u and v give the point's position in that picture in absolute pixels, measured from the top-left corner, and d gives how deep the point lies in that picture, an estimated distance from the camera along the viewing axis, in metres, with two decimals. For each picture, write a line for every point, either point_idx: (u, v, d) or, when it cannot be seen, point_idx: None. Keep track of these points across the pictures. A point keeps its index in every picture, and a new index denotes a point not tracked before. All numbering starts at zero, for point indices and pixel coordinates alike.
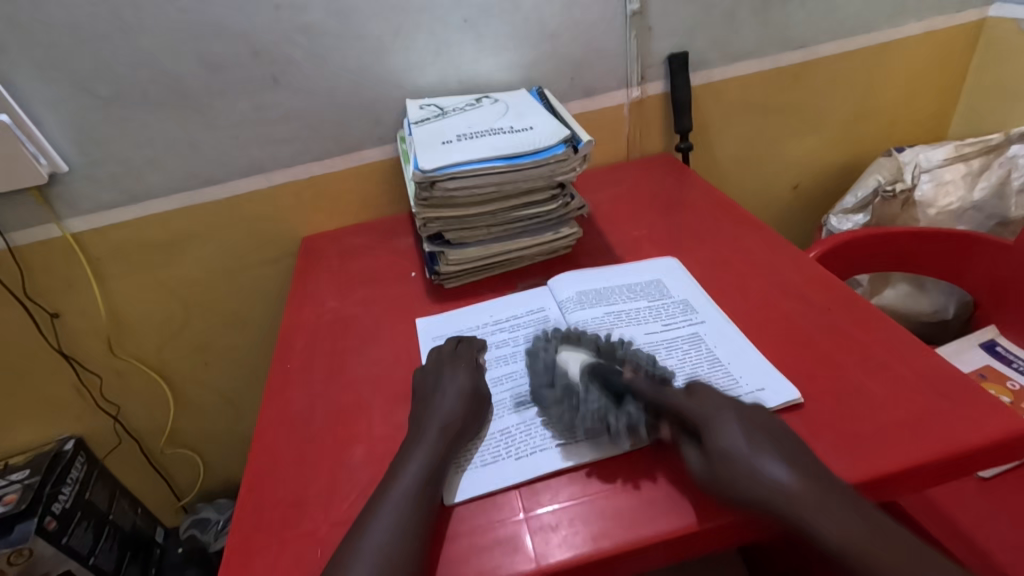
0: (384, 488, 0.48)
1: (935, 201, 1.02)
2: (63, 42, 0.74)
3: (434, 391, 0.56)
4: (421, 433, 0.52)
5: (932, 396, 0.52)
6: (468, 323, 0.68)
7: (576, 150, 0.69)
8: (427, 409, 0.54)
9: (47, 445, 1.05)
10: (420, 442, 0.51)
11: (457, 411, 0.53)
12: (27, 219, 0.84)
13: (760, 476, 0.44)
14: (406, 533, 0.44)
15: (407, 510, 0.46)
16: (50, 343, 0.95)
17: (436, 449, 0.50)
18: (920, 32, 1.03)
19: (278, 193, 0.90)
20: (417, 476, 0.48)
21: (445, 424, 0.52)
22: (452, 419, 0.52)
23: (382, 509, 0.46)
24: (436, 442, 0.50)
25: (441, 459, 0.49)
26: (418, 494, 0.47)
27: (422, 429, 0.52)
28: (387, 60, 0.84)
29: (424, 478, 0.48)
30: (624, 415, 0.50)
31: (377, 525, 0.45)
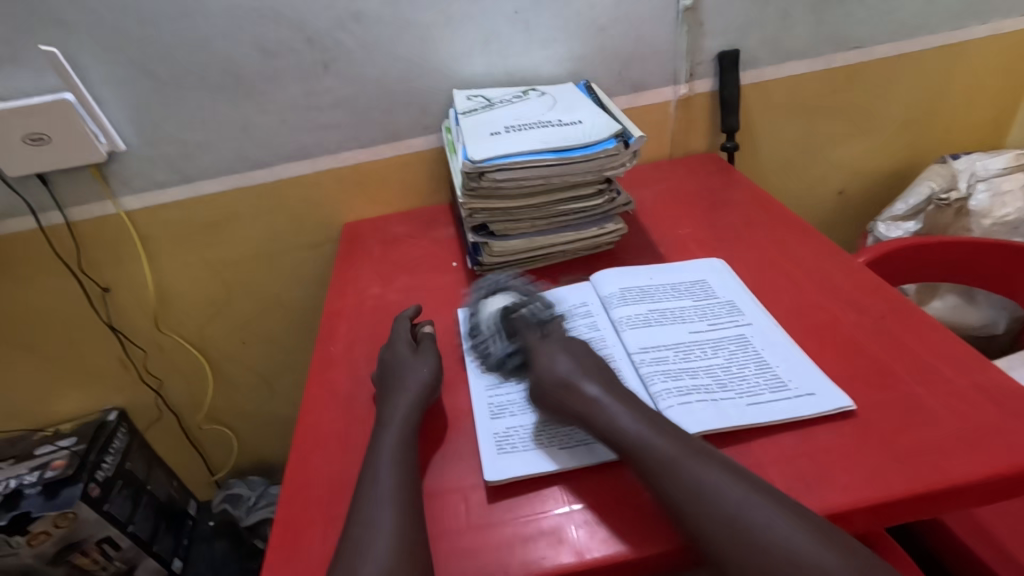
0: (369, 467, 0.49)
1: (991, 211, 0.98)
2: (127, 24, 0.76)
3: (399, 372, 0.58)
4: (384, 417, 0.53)
5: (992, 408, 0.50)
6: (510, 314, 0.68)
7: (627, 145, 0.68)
8: (389, 393, 0.56)
9: (91, 414, 1.09)
10: (386, 424, 0.52)
11: (412, 396, 0.55)
12: (85, 195, 0.87)
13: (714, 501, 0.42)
14: (405, 510, 0.45)
15: (402, 489, 0.47)
16: (100, 316, 0.98)
17: (405, 431, 0.52)
18: (984, 35, 0.99)
19: (323, 179, 0.91)
20: (394, 459, 0.49)
21: (408, 415, 0.53)
22: (415, 408, 0.54)
23: (380, 487, 0.47)
24: (402, 426, 0.52)
25: (406, 444, 0.51)
26: (406, 477, 0.48)
27: (384, 417, 0.53)
28: (436, 49, 0.84)
29: (400, 460, 0.49)
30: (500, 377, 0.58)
31: (376, 502, 0.46)
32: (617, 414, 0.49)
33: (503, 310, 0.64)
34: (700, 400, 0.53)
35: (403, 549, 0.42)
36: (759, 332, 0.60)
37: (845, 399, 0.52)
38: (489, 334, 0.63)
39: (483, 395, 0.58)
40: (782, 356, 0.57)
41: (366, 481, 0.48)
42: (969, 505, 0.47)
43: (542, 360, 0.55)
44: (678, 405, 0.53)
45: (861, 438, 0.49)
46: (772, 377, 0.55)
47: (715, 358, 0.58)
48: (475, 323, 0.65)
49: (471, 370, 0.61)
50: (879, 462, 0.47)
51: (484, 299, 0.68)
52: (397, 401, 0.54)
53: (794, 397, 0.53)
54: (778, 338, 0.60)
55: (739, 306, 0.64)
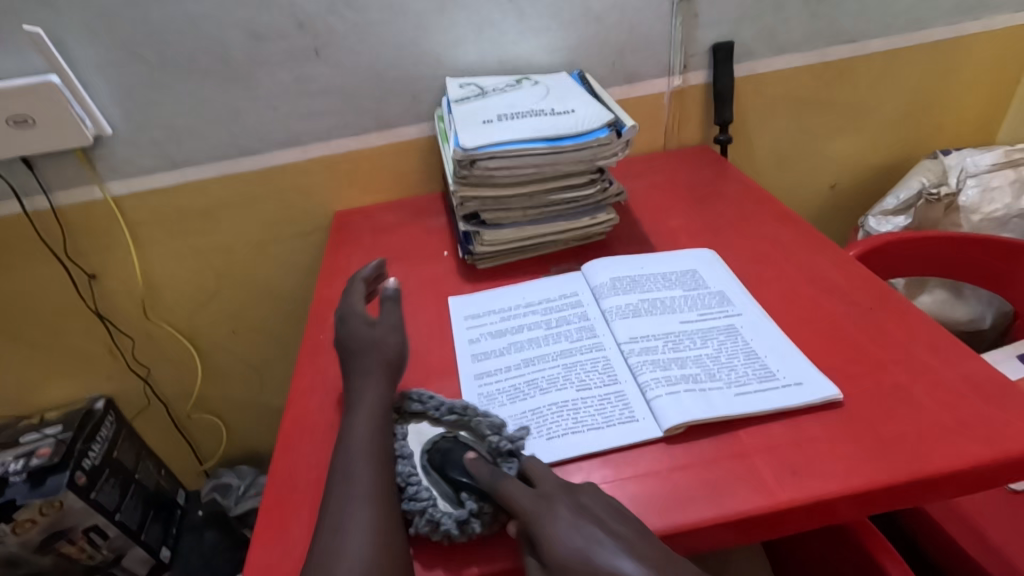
0: (341, 457, 0.48)
1: (980, 207, 0.99)
2: (114, 6, 0.74)
3: (366, 349, 0.57)
4: (353, 404, 0.53)
5: (976, 398, 0.51)
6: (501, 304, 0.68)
7: (620, 134, 0.68)
8: (359, 376, 0.55)
9: (78, 403, 1.08)
10: (357, 411, 0.52)
11: (383, 381, 0.54)
12: (71, 180, 0.85)
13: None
14: (380, 502, 0.45)
15: (376, 481, 0.46)
16: (87, 303, 0.97)
17: (378, 418, 0.51)
18: (977, 31, 1.00)
19: (314, 166, 0.90)
20: (367, 448, 0.49)
21: (379, 400, 0.53)
22: (386, 394, 0.53)
23: (353, 479, 0.46)
24: (372, 415, 0.51)
25: (378, 431, 0.50)
26: (376, 468, 0.47)
27: (355, 403, 0.53)
28: (429, 36, 0.84)
29: (373, 448, 0.49)
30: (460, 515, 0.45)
31: (349, 494, 0.46)
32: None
33: (433, 450, 0.51)
34: (688, 391, 0.53)
35: (380, 544, 0.43)
36: (748, 323, 0.61)
37: (829, 389, 0.52)
38: (428, 494, 0.47)
39: (473, 384, 0.58)
40: (771, 348, 0.58)
41: (339, 472, 0.47)
42: (952, 494, 0.47)
43: (549, 535, 0.42)
44: (666, 395, 0.52)
45: (848, 428, 0.50)
46: (760, 368, 0.55)
47: (704, 348, 0.58)
48: (407, 477, 0.48)
49: (461, 359, 0.61)
50: (866, 451, 0.48)
51: (401, 427, 0.53)
52: (367, 387, 0.54)
53: (782, 387, 0.53)
54: (767, 329, 0.60)
55: (729, 297, 0.64)
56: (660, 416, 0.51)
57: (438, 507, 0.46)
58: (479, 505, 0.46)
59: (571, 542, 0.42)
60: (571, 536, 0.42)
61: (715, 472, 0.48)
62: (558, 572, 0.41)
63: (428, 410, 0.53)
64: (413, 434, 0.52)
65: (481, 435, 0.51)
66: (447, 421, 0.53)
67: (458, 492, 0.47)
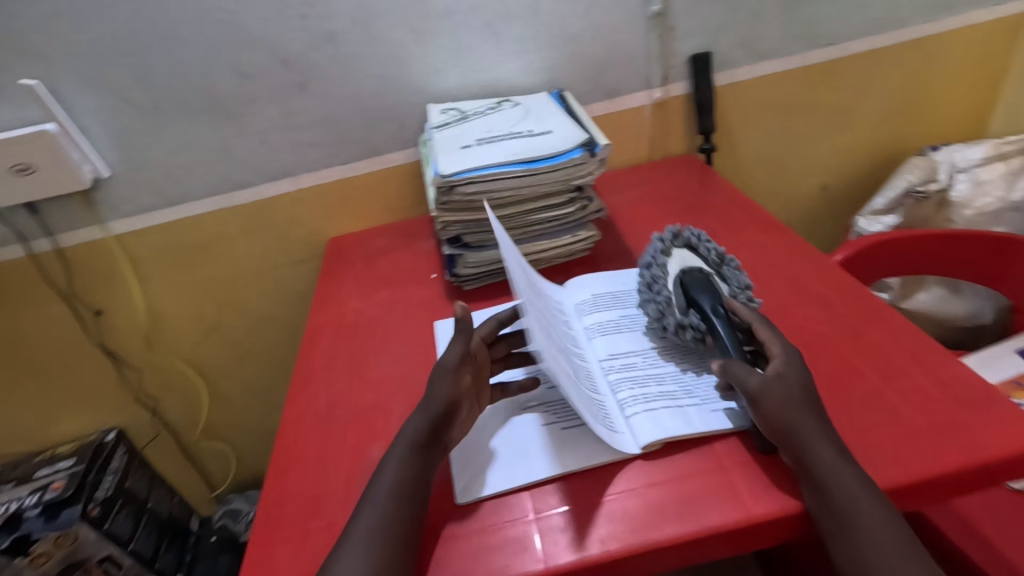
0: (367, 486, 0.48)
1: (972, 201, 0.98)
2: (106, 54, 0.77)
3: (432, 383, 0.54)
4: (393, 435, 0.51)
5: (953, 405, 0.51)
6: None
7: (594, 154, 0.69)
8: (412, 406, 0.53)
9: (90, 436, 1.11)
10: (393, 445, 0.51)
11: (437, 415, 0.52)
12: (73, 221, 0.88)
13: (818, 486, 0.44)
14: (389, 533, 0.45)
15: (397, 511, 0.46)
16: (93, 339, 1.00)
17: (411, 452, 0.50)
18: (958, 26, 1.00)
19: (305, 196, 0.93)
20: (396, 481, 0.48)
21: (417, 436, 0.50)
22: (429, 426, 0.51)
23: (370, 511, 0.47)
24: (409, 450, 0.50)
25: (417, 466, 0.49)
26: (395, 504, 0.47)
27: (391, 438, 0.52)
28: (410, 64, 0.86)
29: (404, 481, 0.48)
30: (686, 322, 0.58)
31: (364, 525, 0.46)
32: (809, 422, 0.47)
33: (693, 275, 0.60)
34: (664, 405, 0.54)
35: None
36: None
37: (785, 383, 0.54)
38: (669, 300, 0.60)
39: None
40: None
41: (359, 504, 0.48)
42: (930, 501, 0.47)
43: (790, 377, 0.49)
44: (641, 413, 0.53)
45: None
46: None
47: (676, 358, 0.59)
48: (657, 279, 0.62)
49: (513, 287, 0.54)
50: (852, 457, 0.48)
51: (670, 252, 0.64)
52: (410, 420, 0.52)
53: None
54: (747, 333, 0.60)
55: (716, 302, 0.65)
56: (636, 432, 0.52)
57: (673, 311, 0.59)
58: (699, 322, 0.57)
59: (789, 384, 0.49)
60: (788, 379, 0.49)
61: (693, 487, 0.48)
62: (760, 396, 0.48)
63: (699, 249, 0.64)
64: (678, 257, 0.63)
65: (732, 283, 0.61)
66: (711, 261, 0.63)
67: (690, 307, 0.59)
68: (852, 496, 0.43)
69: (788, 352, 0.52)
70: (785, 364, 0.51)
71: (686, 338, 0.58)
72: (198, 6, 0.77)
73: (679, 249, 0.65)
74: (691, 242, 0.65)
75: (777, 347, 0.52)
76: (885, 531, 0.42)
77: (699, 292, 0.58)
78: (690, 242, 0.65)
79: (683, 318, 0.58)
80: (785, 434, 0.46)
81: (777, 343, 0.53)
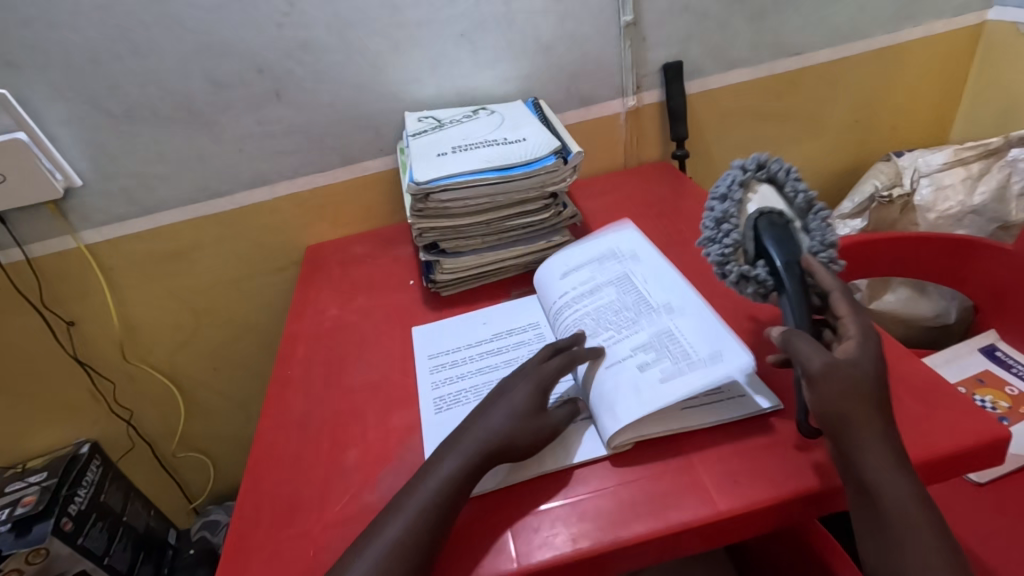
0: (418, 481, 0.49)
1: (935, 205, 1.01)
2: (77, 63, 0.77)
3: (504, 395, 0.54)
4: (454, 442, 0.51)
5: (912, 401, 0.52)
6: (571, 265, 0.71)
7: (566, 161, 0.71)
8: (484, 409, 0.54)
9: (64, 449, 1.09)
10: (456, 445, 0.51)
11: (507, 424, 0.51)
12: (44, 231, 0.87)
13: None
14: (418, 541, 0.45)
15: (431, 510, 0.47)
16: (66, 350, 0.99)
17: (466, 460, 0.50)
18: (918, 36, 1.03)
19: (282, 204, 0.93)
20: (447, 480, 0.48)
21: (487, 436, 0.51)
22: (499, 434, 0.51)
23: (410, 505, 0.47)
24: (471, 452, 0.50)
25: (474, 468, 0.49)
26: (432, 507, 0.47)
27: (461, 436, 0.52)
28: (386, 73, 0.87)
29: (452, 485, 0.48)
30: (753, 272, 0.56)
31: (398, 520, 0.47)
32: (872, 415, 0.46)
33: (772, 220, 0.57)
34: None
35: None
36: None
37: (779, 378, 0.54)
38: (739, 243, 0.58)
39: (430, 415, 0.60)
40: None
41: (403, 498, 0.48)
42: None
43: (861, 362, 0.48)
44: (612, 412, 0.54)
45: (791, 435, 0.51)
46: None
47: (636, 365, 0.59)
48: (727, 216, 0.59)
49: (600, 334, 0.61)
50: None
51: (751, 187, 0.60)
52: (491, 417, 0.52)
53: (726, 398, 0.54)
54: (707, 323, 0.58)
55: (666, 294, 0.62)
56: (605, 434, 0.53)
57: (739, 256, 0.58)
58: (767, 277, 0.56)
59: (859, 368, 0.47)
60: (858, 363, 0.48)
61: (663, 485, 0.49)
62: (816, 383, 0.47)
63: (785, 189, 0.60)
64: (760, 196, 0.59)
65: (815, 236, 0.57)
66: (797, 207, 0.59)
67: (759, 256, 0.57)
68: None
69: (863, 329, 0.51)
70: (858, 345, 0.49)
71: (749, 285, 0.57)
72: (171, 15, 0.77)
73: (760, 187, 0.61)
74: (775, 179, 0.60)
75: (853, 328, 0.50)
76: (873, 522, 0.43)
77: (777, 245, 0.55)
78: (775, 178, 0.60)
79: (753, 272, 0.56)
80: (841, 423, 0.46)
81: (855, 321, 0.51)
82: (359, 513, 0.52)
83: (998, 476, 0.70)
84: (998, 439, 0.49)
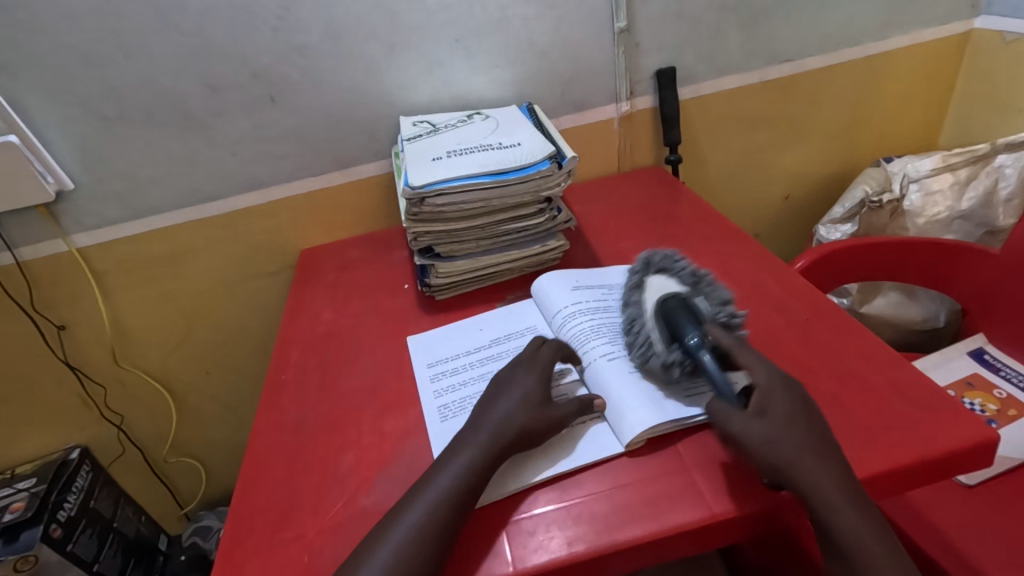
0: (432, 473, 0.50)
1: (924, 211, 1.03)
2: (69, 65, 0.77)
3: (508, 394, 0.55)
4: (456, 447, 0.52)
5: (903, 404, 0.53)
6: (583, 281, 0.72)
7: (561, 165, 0.71)
8: (488, 409, 0.54)
9: (53, 454, 1.07)
10: (460, 449, 0.51)
11: (514, 423, 0.52)
12: (35, 234, 0.87)
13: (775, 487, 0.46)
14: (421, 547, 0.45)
15: (445, 498, 0.47)
16: (56, 354, 0.98)
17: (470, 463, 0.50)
18: (906, 44, 1.05)
19: (276, 208, 0.92)
20: (462, 471, 0.49)
21: (497, 428, 0.52)
22: (503, 436, 0.51)
23: (423, 496, 0.48)
24: (485, 442, 0.51)
25: (489, 458, 0.50)
26: (435, 510, 0.47)
27: (473, 428, 0.53)
28: (381, 78, 0.87)
29: (455, 488, 0.48)
30: (670, 358, 0.55)
31: (412, 511, 0.47)
32: (794, 432, 0.47)
33: (668, 302, 0.59)
34: (642, 401, 0.55)
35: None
36: None
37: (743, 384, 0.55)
38: (650, 335, 0.58)
39: (435, 423, 0.59)
40: None
41: (419, 488, 0.49)
42: (882, 495, 0.50)
43: (775, 410, 0.49)
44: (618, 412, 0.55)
45: None
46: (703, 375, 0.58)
47: (629, 364, 0.60)
48: (635, 318, 0.60)
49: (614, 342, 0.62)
50: None
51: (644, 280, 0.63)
52: (498, 410, 0.54)
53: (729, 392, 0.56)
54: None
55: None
56: (618, 433, 0.53)
57: (654, 346, 0.57)
58: (683, 357, 0.55)
59: (771, 418, 0.48)
60: (770, 414, 0.49)
61: (659, 487, 0.50)
62: (740, 437, 0.48)
63: (673, 272, 0.63)
64: (652, 287, 0.62)
65: (714, 304, 0.59)
66: (687, 282, 0.61)
67: (672, 341, 0.57)
68: (813, 493, 0.44)
69: (762, 365, 0.52)
70: (766, 394, 0.50)
71: (676, 376, 0.55)
72: (165, 18, 0.77)
73: (654, 276, 0.63)
74: (662, 267, 0.63)
75: (760, 375, 0.51)
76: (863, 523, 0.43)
77: (675, 322, 0.57)
78: (662, 266, 0.63)
79: (668, 354, 0.55)
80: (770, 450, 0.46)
81: (762, 370, 0.52)
82: (354, 518, 0.52)
83: (987, 478, 0.71)
84: (986, 440, 0.49)
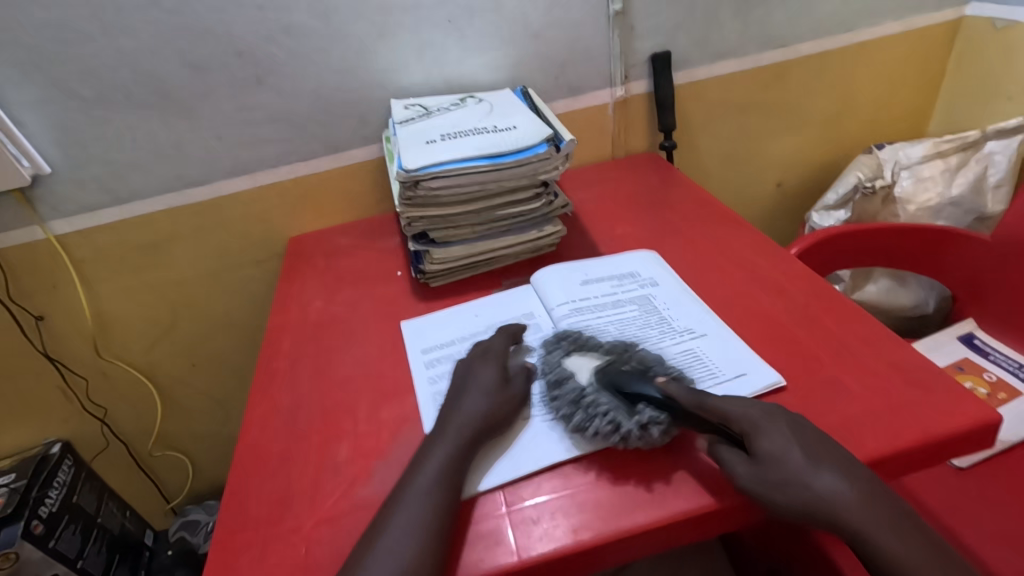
0: (411, 471, 0.49)
1: (914, 197, 1.03)
2: (43, 43, 0.73)
3: (464, 387, 0.56)
4: (426, 447, 0.51)
5: (906, 386, 0.53)
6: (592, 275, 0.72)
7: (559, 149, 0.70)
8: (450, 404, 0.54)
9: (33, 449, 1.04)
10: (432, 446, 0.51)
11: (476, 418, 0.52)
12: (10, 221, 0.83)
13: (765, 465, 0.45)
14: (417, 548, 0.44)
15: (431, 495, 0.47)
16: (34, 346, 0.94)
17: (447, 460, 0.49)
18: (898, 31, 1.05)
19: (263, 194, 0.90)
20: (443, 467, 0.49)
21: (464, 420, 0.52)
22: (466, 431, 0.51)
23: (410, 497, 0.47)
24: (457, 438, 0.51)
25: (464, 454, 0.50)
26: (425, 509, 0.46)
27: (441, 426, 0.53)
28: (371, 60, 0.84)
29: (436, 487, 0.47)
30: (637, 415, 0.50)
31: (405, 510, 0.46)
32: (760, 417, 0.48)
33: (601, 373, 0.55)
34: None
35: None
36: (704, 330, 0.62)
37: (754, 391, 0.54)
38: (608, 403, 0.52)
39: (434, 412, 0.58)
40: (723, 348, 0.59)
41: (403, 490, 0.48)
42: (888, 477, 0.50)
43: (764, 437, 0.46)
44: (619, 401, 0.54)
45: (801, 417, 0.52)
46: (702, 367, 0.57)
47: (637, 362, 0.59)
48: (579, 393, 0.53)
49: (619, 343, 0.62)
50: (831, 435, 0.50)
51: (564, 355, 0.58)
52: (462, 404, 0.54)
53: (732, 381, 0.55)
54: (728, 343, 0.60)
55: (689, 321, 0.63)
56: (617, 420, 0.53)
57: (617, 414, 0.51)
58: (657, 413, 0.50)
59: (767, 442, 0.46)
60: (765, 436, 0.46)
61: (662, 473, 0.49)
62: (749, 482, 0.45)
63: (591, 346, 0.59)
64: (577, 364, 0.57)
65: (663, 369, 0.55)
66: (613, 351, 0.58)
67: (633, 403, 0.51)
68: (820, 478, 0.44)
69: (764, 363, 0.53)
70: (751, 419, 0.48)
71: (654, 436, 0.49)
72: None
73: (574, 352, 0.59)
74: (581, 342, 0.59)
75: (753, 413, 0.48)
76: (873, 507, 0.43)
77: (627, 386, 0.53)
78: (580, 341, 0.59)
79: (636, 419, 0.50)
80: (761, 462, 0.45)
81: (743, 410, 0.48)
82: (353, 509, 0.51)
83: (979, 460, 0.71)
84: (988, 421, 0.49)
